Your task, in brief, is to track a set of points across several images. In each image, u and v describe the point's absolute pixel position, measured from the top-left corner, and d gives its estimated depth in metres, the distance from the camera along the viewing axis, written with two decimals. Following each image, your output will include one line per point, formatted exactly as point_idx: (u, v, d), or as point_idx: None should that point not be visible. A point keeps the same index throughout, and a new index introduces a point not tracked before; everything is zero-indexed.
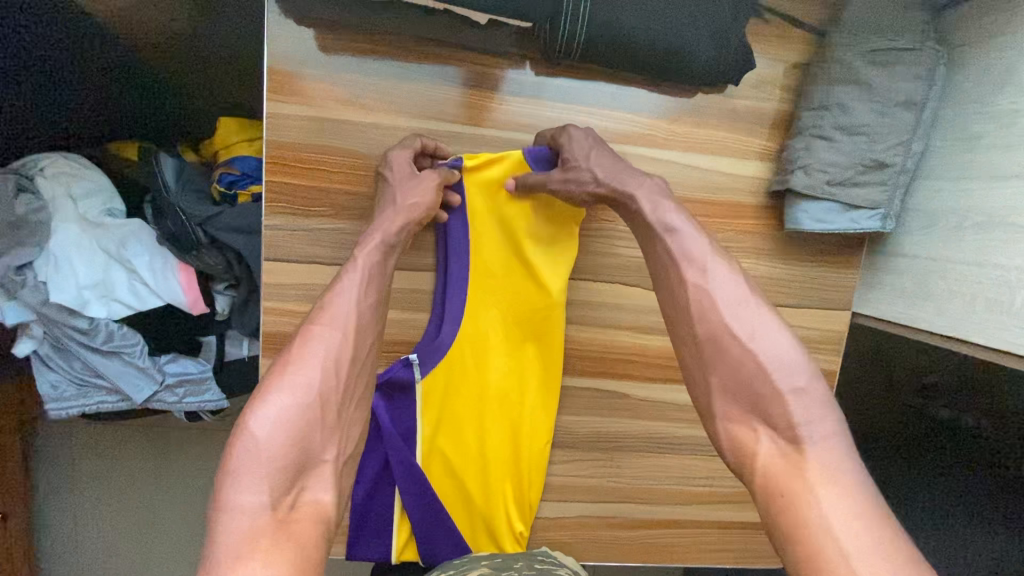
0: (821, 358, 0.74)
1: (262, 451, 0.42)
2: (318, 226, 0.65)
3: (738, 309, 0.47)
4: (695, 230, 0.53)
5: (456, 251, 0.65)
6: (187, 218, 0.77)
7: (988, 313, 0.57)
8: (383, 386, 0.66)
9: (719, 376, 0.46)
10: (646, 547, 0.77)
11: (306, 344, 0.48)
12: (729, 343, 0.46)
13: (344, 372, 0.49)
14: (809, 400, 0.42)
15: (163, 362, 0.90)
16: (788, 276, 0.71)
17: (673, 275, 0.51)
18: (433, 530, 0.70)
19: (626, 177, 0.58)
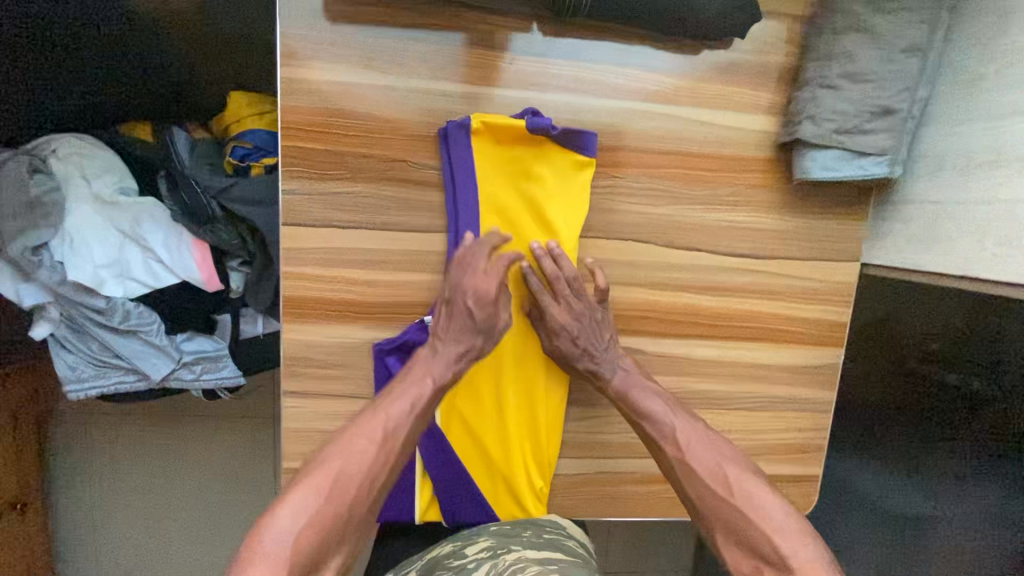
0: (832, 309, 0.76)
1: (284, 546, 0.50)
2: (334, 190, 0.66)
3: (716, 475, 0.61)
4: (670, 410, 0.67)
5: (466, 211, 0.66)
6: (203, 191, 0.79)
7: (998, 249, 0.58)
8: (393, 348, 0.70)
9: (722, 531, 0.59)
10: (665, 501, 0.78)
11: (345, 454, 0.57)
12: (718, 502, 0.59)
13: (370, 489, 0.57)
14: (791, 534, 0.55)
15: (179, 341, 0.92)
16: (798, 229, 0.73)
17: (660, 453, 0.65)
18: (454, 489, 0.71)
19: (604, 354, 0.69)
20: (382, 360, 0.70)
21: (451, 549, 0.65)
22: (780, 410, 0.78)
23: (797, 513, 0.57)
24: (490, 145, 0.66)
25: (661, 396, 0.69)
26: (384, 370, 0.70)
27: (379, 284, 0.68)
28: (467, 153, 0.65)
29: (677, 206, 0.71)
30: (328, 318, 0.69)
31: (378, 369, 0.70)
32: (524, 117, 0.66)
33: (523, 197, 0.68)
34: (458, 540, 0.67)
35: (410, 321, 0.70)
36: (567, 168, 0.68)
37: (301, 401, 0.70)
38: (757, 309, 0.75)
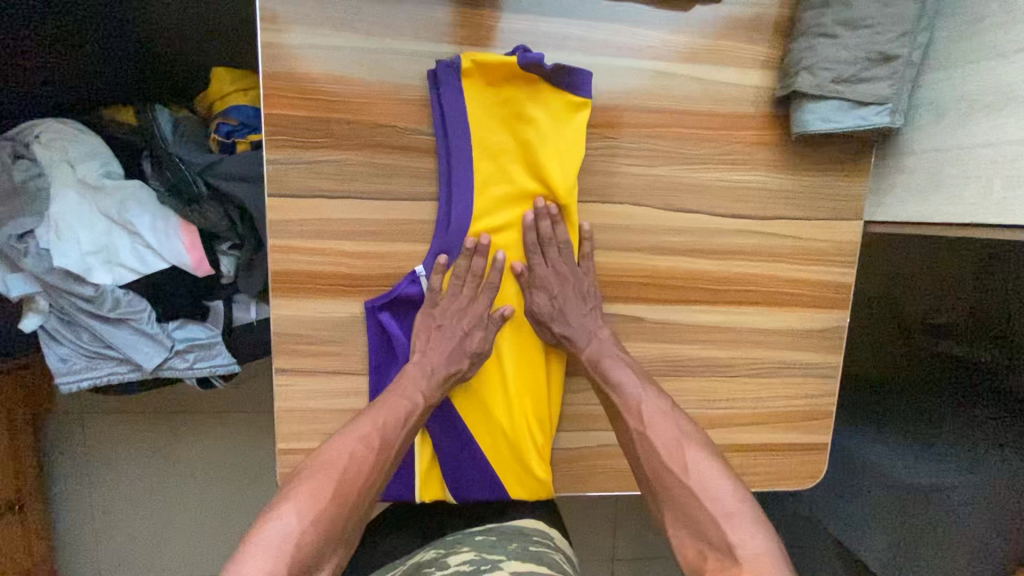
0: (836, 270, 0.73)
1: (287, 538, 0.51)
2: (319, 159, 0.64)
3: (673, 451, 0.60)
4: (637, 380, 0.66)
5: (458, 158, 0.64)
6: (189, 168, 0.77)
7: (1004, 192, 0.56)
8: (387, 304, 0.68)
9: (672, 513, 0.58)
10: None
11: (340, 451, 0.58)
12: (673, 481, 0.59)
13: (364, 487, 0.58)
14: (740, 519, 0.54)
15: (171, 329, 0.91)
16: (797, 187, 0.71)
17: (624, 424, 0.65)
18: (453, 448, 0.70)
19: (585, 329, 0.68)
20: (374, 319, 0.67)
21: (435, 556, 0.67)
22: (786, 376, 0.76)
23: (751, 497, 0.56)
24: (481, 90, 0.64)
25: (631, 366, 0.68)
26: (378, 324, 0.67)
27: (369, 254, 0.66)
28: (459, 98, 0.63)
29: (672, 166, 0.69)
30: (318, 292, 0.67)
31: (371, 326, 0.68)
32: (516, 53, 0.63)
33: (515, 140, 0.66)
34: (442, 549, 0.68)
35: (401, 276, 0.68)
36: (560, 107, 0.65)
37: (293, 378, 0.68)
38: (759, 271, 0.72)
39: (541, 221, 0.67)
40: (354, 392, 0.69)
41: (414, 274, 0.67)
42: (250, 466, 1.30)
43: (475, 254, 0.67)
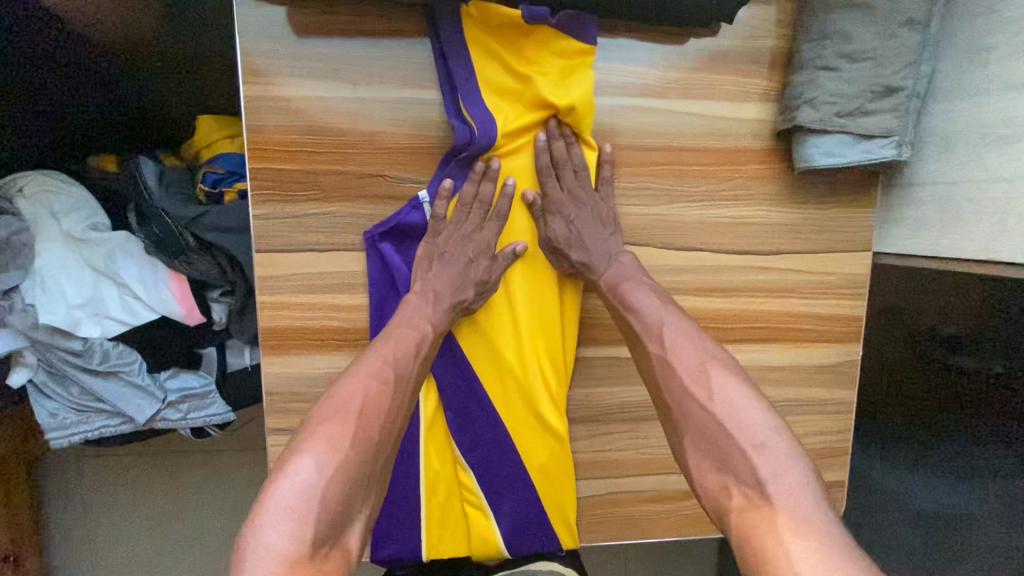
0: (846, 303, 0.71)
1: (309, 489, 0.46)
2: (308, 212, 0.62)
3: (699, 375, 0.55)
4: (659, 304, 0.61)
5: (462, 85, 0.60)
6: (173, 221, 0.73)
7: (1022, 229, 0.54)
8: (389, 233, 0.63)
9: (693, 440, 0.53)
10: (683, 519, 0.73)
11: (348, 390, 0.54)
12: (694, 408, 0.53)
13: (383, 422, 0.53)
14: (773, 451, 0.48)
15: (163, 379, 0.88)
16: (802, 220, 0.68)
17: (644, 348, 0.60)
18: (462, 397, 0.67)
19: (603, 258, 0.64)
20: (375, 250, 0.63)
21: None
22: (799, 413, 0.73)
23: (783, 427, 0.50)
24: (483, 16, 0.60)
25: (653, 290, 0.63)
26: (378, 255, 0.63)
27: (363, 307, 0.64)
28: (457, 25, 0.59)
29: (672, 204, 0.67)
30: (311, 348, 0.64)
31: (372, 259, 0.63)
32: None
33: (523, 62, 0.61)
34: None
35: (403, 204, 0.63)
36: (564, 72, 0.61)
37: (288, 438, 0.65)
38: (766, 308, 0.70)
39: (554, 143, 0.63)
40: None
41: (417, 200, 0.63)
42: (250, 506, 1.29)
43: (484, 180, 0.62)
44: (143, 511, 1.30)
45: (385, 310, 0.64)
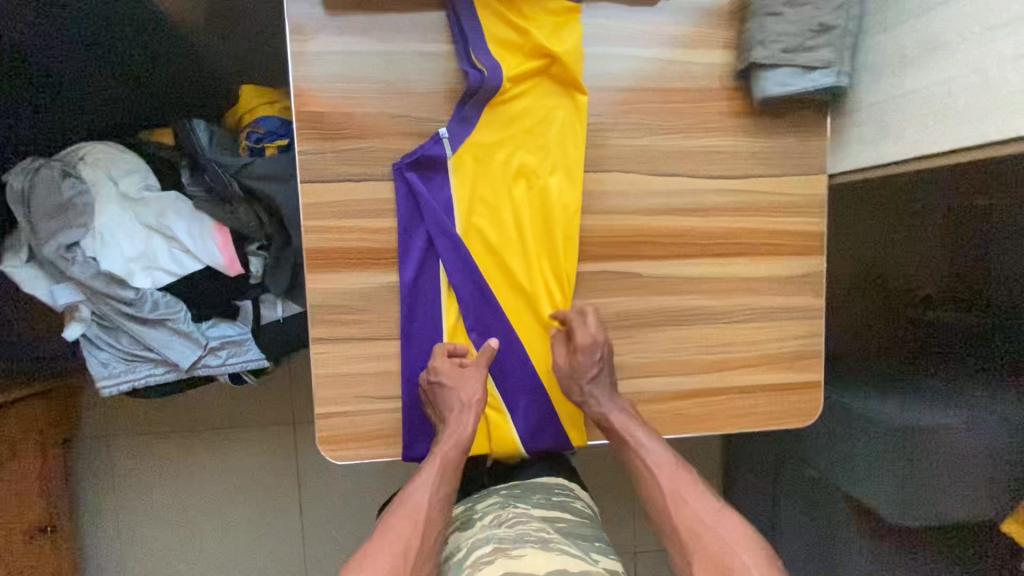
0: (808, 221, 0.82)
1: None
2: (345, 148, 0.73)
3: (700, 504, 0.70)
4: (660, 444, 0.76)
5: (472, 39, 0.72)
6: (224, 171, 0.86)
7: (938, 124, 0.65)
8: (414, 164, 0.74)
9: (696, 555, 0.66)
10: (679, 418, 0.83)
11: (384, 535, 0.67)
12: (700, 530, 0.67)
13: (413, 557, 0.65)
14: (760, 563, 0.63)
15: (205, 328, 0.98)
16: (764, 148, 0.80)
17: (648, 475, 0.74)
18: (478, 308, 0.78)
19: (609, 397, 0.77)
20: (402, 178, 0.74)
21: (465, 509, 0.85)
22: (775, 319, 0.83)
23: (771, 552, 0.65)
24: None
25: (653, 433, 0.77)
26: (405, 183, 0.73)
27: (393, 229, 0.75)
28: None
29: (654, 137, 0.78)
30: (349, 266, 0.75)
31: (399, 186, 0.74)
32: None
33: (522, 20, 0.73)
34: (480, 499, 0.87)
35: (426, 138, 0.74)
36: (558, 28, 0.74)
37: (330, 346, 0.75)
38: (739, 226, 0.81)
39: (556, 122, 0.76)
40: (385, 355, 0.77)
41: (437, 134, 0.74)
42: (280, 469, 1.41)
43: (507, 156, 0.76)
44: (176, 485, 1.39)
45: (412, 230, 0.75)
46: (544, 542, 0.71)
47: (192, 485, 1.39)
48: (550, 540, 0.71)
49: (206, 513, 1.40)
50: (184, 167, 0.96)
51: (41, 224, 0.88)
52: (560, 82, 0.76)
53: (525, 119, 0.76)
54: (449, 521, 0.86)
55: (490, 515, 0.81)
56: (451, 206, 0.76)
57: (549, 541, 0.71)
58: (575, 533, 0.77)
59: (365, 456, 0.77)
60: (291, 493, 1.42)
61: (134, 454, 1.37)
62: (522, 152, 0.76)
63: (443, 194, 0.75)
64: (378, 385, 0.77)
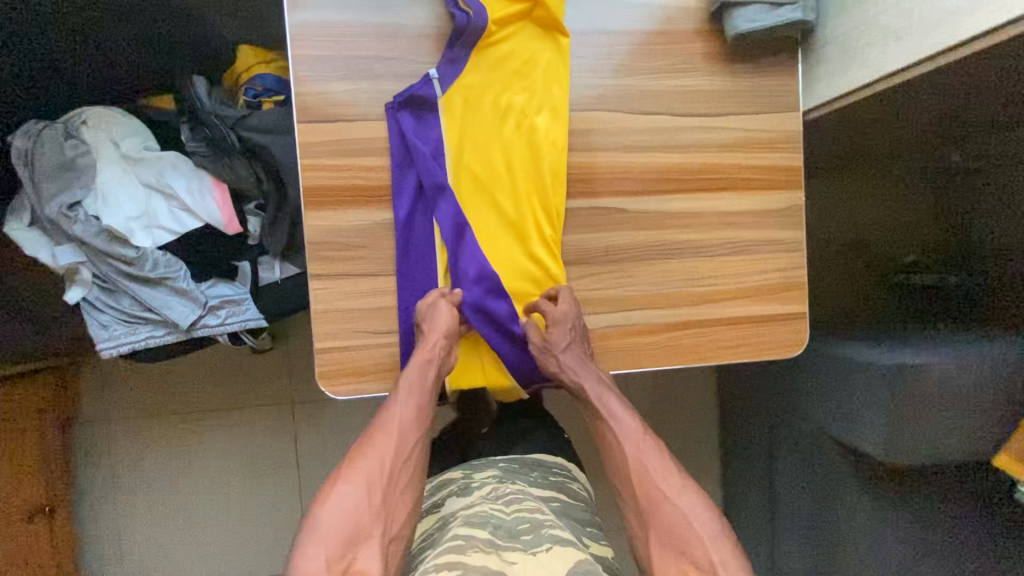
0: (785, 156, 0.86)
1: (326, 521, 0.65)
2: (339, 89, 0.76)
3: (666, 478, 0.72)
4: (631, 418, 0.79)
5: None
6: (222, 123, 0.92)
7: (893, 42, 0.72)
8: (405, 104, 0.78)
9: (656, 533, 0.69)
10: (668, 350, 0.85)
11: (364, 446, 0.73)
12: (663, 506, 0.69)
13: (392, 463, 0.72)
14: (719, 544, 0.66)
15: (205, 288, 0.99)
16: (739, 86, 0.84)
17: (617, 447, 0.77)
18: (470, 242, 0.81)
19: (582, 366, 0.80)
20: (395, 117, 0.77)
21: (463, 474, 0.90)
22: (757, 252, 0.86)
23: (723, 521, 0.69)
24: None
25: (624, 402, 0.81)
26: (397, 122, 0.77)
27: (386, 167, 0.78)
28: None
29: (635, 77, 0.82)
30: (345, 204, 0.78)
31: (391, 125, 0.77)
32: None
33: None
34: (481, 467, 0.91)
35: (416, 80, 0.78)
36: None
37: (328, 282, 0.78)
38: (719, 162, 0.84)
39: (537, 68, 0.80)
40: (382, 291, 0.79)
41: (427, 75, 0.78)
42: (277, 448, 1.40)
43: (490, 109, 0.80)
44: (177, 463, 1.39)
45: (406, 169, 0.78)
46: (538, 531, 0.73)
47: (190, 465, 1.39)
48: (543, 531, 0.73)
49: (203, 494, 1.39)
50: (185, 123, 0.97)
51: (45, 184, 0.91)
52: (542, 25, 0.79)
53: (510, 61, 0.80)
54: (446, 483, 0.89)
55: (489, 487, 0.84)
56: (442, 146, 0.80)
57: (542, 532, 0.73)
58: (569, 514, 0.83)
59: (364, 391, 0.80)
60: (287, 472, 1.41)
61: (130, 432, 1.38)
62: (509, 93, 0.80)
63: (434, 133, 0.79)
64: (376, 320, 0.80)
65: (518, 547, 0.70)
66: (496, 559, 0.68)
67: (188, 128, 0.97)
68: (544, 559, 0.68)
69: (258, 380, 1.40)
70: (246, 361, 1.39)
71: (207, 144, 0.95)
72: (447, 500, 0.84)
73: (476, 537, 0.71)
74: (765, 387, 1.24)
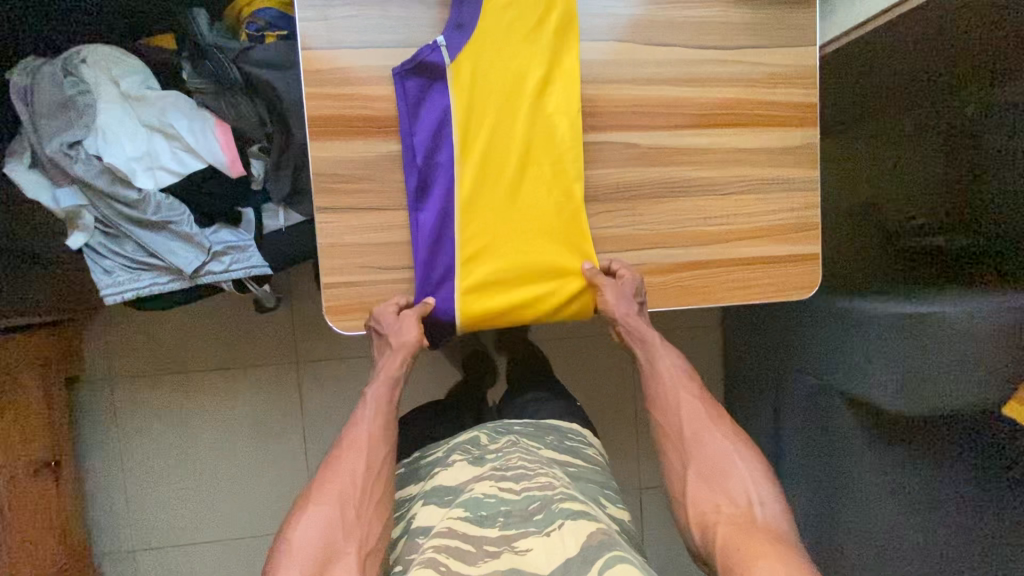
0: (799, 91, 0.84)
1: (299, 544, 0.68)
2: (345, 14, 0.74)
3: (716, 425, 0.80)
4: (694, 374, 0.87)
5: None
6: (224, 55, 0.89)
7: None
8: (413, 71, 0.76)
9: (698, 471, 0.76)
10: (681, 290, 0.84)
11: (331, 466, 0.76)
12: (710, 447, 0.77)
13: (362, 481, 0.74)
14: (761, 485, 0.71)
15: (209, 233, 0.97)
16: (755, 18, 0.82)
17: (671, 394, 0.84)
18: (482, 206, 0.79)
19: (660, 353, 0.87)
20: (402, 85, 0.76)
21: (477, 436, 0.92)
22: (772, 191, 0.85)
23: (768, 469, 0.74)
24: None
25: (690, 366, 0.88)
26: (411, 90, 0.76)
27: (393, 98, 0.76)
28: None
29: (650, 6, 0.79)
30: (350, 135, 0.76)
31: (399, 92, 0.76)
32: None
33: None
34: (492, 439, 0.91)
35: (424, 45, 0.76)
36: None
37: (334, 216, 0.77)
38: (734, 97, 0.82)
39: (547, 26, 0.77)
40: (388, 226, 0.78)
41: (434, 42, 0.75)
42: (283, 407, 1.40)
43: (501, 68, 0.77)
44: (180, 423, 1.39)
45: (415, 136, 0.77)
46: (549, 508, 0.72)
47: (194, 423, 1.39)
48: (553, 506, 0.72)
49: (211, 452, 1.40)
50: (187, 59, 0.94)
51: (44, 124, 0.89)
52: None
53: (521, 25, 0.77)
54: (461, 438, 0.92)
55: (503, 456, 0.85)
56: (448, 115, 0.77)
57: (552, 507, 0.72)
58: (584, 479, 0.87)
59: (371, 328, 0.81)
60: (294, 432, 1.41)
61: (133, 390, 1.37)
62: (518, 60, 0.77)
63: (442, 103, 0.77)
64: (383, 256, 0.79)
65: (529, 530, 0.71)
66: (507, 548, 0.69)
67: (188, 64, 0.94)
68: (554, 536, 0.68)
69: (263, 338, 1.39)
70: (251, 319, 1.38)
71: (209, 78, 0.93)
72: (455, 473, 0.82)
73: (484, 531, 0.71)
74: (775, 342, 1.23)
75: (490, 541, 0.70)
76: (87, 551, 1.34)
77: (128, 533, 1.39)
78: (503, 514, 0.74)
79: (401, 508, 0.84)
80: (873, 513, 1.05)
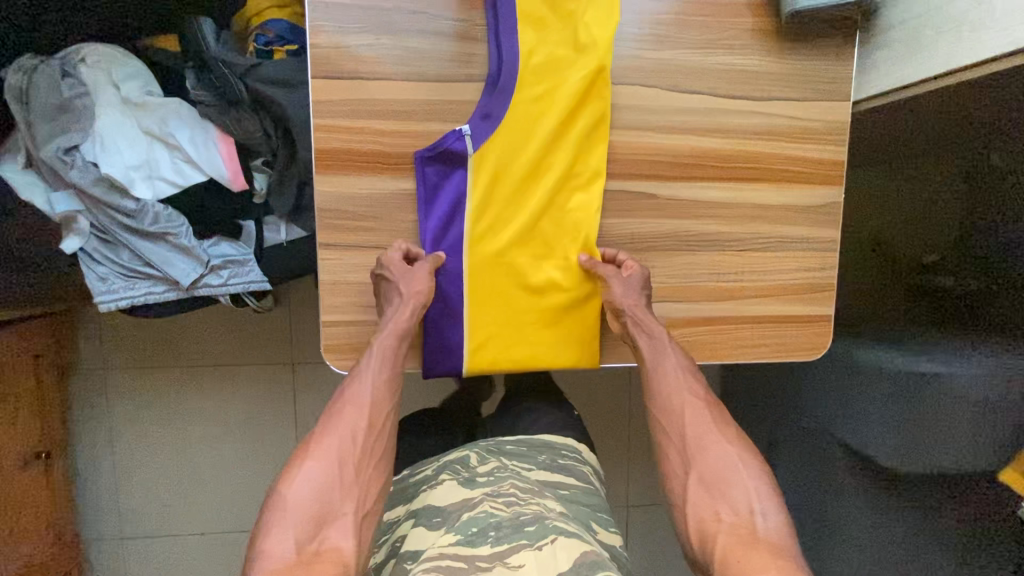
0: (829, 149, 0.80)
1: (290, 505, 0.63)
2: (360, 45, 0.70)
3: (720, 429, 0.73)
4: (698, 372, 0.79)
5: (506, 23, 0.71)
6: (230, 71, 0.86)
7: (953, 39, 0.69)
8: (436, 158, 0.73)
9: (699, 479, 0.70)
10: (689, 345, 0.82)
11: (330, 421, 0.70)
12: (713, 453, 0.71)
13: (363, 438, 0.69)
14: (764, 494, 0.66)
15: (207, 245, 0.94)
16: (789, 70, 0.78)
17: (676, 395, 0.76)
18: (493, 278, 0.77)
19: (663, 355, 0.78)
20: (423, 170, 0.73)
21: (467, 458, 0.90)
22: (791, 249, 0.82)
23: (772, 478, 0.69)
24: None
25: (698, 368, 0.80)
26: (427, 178, 0.73)
27: (406, 134, 0.73)
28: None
29: (680, 50, 0.76)
30: (359, 170, 0.73)
31: (420, 180, 0.74)
32: None
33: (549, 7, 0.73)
34: (482, 460, 0.89)
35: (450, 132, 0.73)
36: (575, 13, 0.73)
37: (337, 252, 0.74)
38: (761, 150, 0.79)
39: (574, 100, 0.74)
40: None
41: (461, 131, 0.72)
42: (277, 408, 1.40)
43: (524, 131, 0.74)
44: (172, 417, 1.38)
45: (429, 222, 0.75)
46: (541, 522, 0.72)
47: (187, 418, 1.38)
48: (546, 521, 0.73)
49: (204, 446, 1.39)
50: (191, 67, 0.91)
51: (39, 125, 0.86)
52: (580, 57, 0.73)
53: (546, 119, 0.74)
54: (450, 460, 0.90)
55: (495, 480, 0.83)
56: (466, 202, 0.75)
57: (546, 522, 0.73)
58: (578, 502, 0.85)
59: None
60: (287, 432, 1.40)
61: (125, 383, 1.36)
62: (542, 134, 0.75)
63: (461, 193, 0.74)
64: None
65: (521, 543, 0.70)
66: (499, 564, 0.68)
67: (194, 73, 0.91)
68: (546, 550, 0.68)
69: (259, 339, 1.37)
70: (249, 319, 1.36)
71: (211, 89, 0.89)
72: (445, 494, 0.81)
73: (475, 549, 0.70)
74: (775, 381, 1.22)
75: (481, 558, 0.69)
76: (76, 539, 1.35)
77: (119, 522, 1.40)
78: (493, 527, 0.73)
79: (387, 532, 0.83)
80: (861, 542, 1.06)
